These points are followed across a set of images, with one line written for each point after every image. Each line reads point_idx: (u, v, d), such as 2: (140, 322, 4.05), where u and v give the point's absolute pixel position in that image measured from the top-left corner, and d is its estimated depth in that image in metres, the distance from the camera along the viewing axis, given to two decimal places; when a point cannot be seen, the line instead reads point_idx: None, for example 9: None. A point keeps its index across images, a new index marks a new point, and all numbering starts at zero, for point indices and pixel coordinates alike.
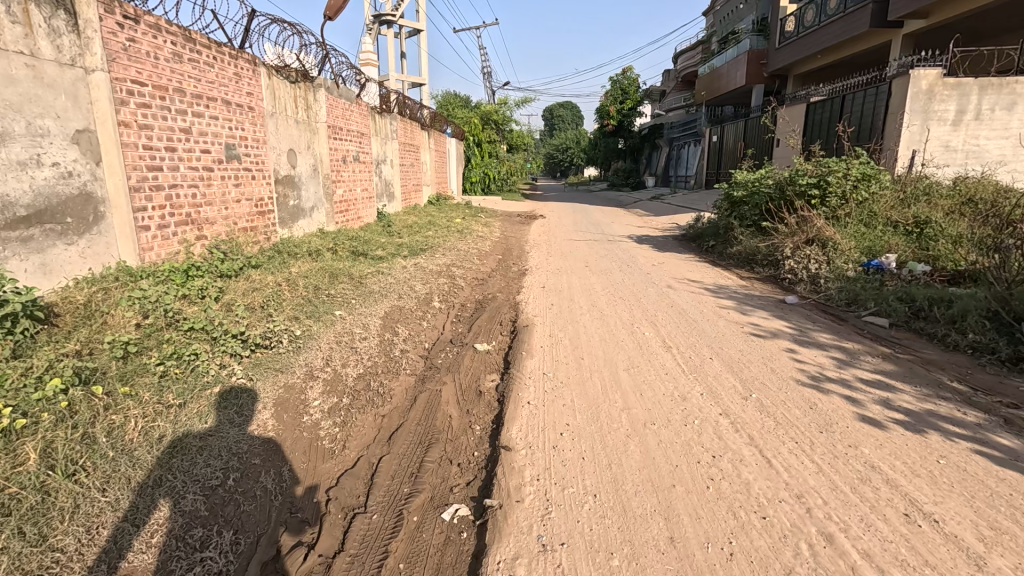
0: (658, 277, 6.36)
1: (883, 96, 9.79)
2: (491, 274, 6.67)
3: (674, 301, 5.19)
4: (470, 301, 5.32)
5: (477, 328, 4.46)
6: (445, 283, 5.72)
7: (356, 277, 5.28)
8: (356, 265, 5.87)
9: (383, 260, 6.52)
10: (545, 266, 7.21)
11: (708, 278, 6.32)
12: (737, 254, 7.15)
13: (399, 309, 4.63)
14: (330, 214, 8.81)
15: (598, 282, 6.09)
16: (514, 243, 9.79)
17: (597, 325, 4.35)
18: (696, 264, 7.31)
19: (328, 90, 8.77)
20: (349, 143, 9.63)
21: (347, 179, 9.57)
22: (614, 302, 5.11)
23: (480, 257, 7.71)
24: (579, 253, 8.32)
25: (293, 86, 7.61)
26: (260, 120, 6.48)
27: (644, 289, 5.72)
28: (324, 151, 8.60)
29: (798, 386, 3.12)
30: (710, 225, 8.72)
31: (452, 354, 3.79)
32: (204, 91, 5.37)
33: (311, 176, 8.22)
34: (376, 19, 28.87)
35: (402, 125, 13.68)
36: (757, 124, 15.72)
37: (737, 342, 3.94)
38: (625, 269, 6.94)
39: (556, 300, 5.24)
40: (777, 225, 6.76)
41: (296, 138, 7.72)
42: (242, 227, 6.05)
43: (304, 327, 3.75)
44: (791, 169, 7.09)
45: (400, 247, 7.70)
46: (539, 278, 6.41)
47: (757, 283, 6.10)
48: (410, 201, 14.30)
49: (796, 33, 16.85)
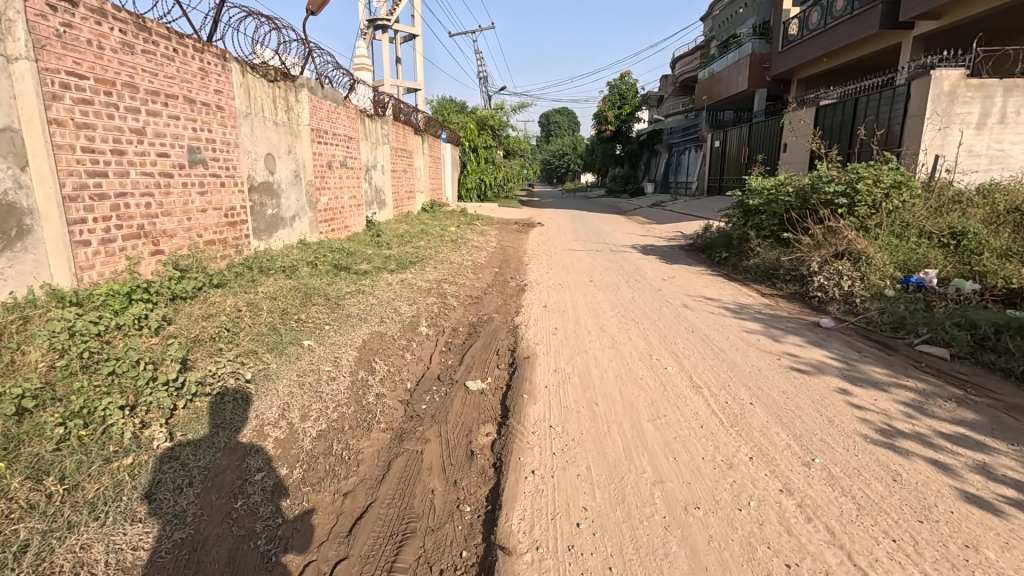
0: (671, 293, 5.76)
1: (901, 98, 9.27)
2: (487, 290, 6.06)
3: (693, 324, 4.58)
4: (462, 324, 4.69)
5: (470, 359, 3.83)
6: (435, 303, 5.09)
7: (332, 297, 4.65)
8: (335, 283, 5.24)
9: (368, 275, 5.89)
10: (545, 281, 6.60)
11: (727, 296, 5.71)
12: (755, 268, 6.55)
13: (379, 338, 4.00)
14: (313, 223, 8.19)
15: (605, 300, 5.48)
16: (512, 254, 9.17)
17: (609, 357, 3.72)
18: (710, 278, 6.70)
19: (312, 90, 8.18)
20: (336, 147, 9.04)
21: (334, 186, 8.96)
22: (626, 326, 4.49)
23: (474, 271, 7.07)
24: (582, 266, 7.72)
25: (272, 85, 7.01)
26: (230, 121, 5.86)
27: (658, 308, 5.11)
28: (308, 156, 7.99)
29: (869, 443, 2.50)
30: (722, 235, 8.13)
31: (440, 398, 3.16)
32: (161, 88, 4.75)
33: (293, 183, 7.60)
34: (370, 24, 28.55)
35: (394, 129, 13.09)
36: (763, 129, 15.21)
37: (777, 380, 3.33)
38: (633, 284, 6.33)
39: (559, 323, 4.62)
40: (800, 236, 6.17)
41: (274, 141, 7.11)
42: (209, 240, 5.43)
43: (259, 366, 3.12)
44: (814, 175, 6.52)
45: (388, 260, 7.07)
46: (540, 296, 5.79)
47: (782, 301, 5.51)
48: (402, 209, 13.69)
49: (801, 36, 16.38)
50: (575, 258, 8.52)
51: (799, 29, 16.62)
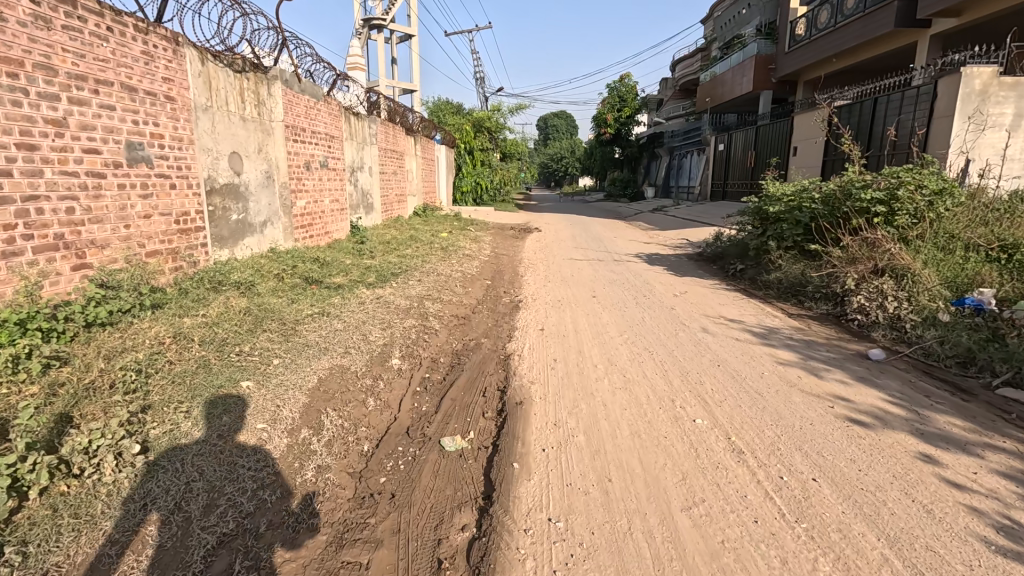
0: (686, 314, 5.04)
1: (926, 97, 8.63)
2: (476, 307, 5.33)
3: (718, 355, 3.85)
4: (444, 353, 3.96)
5: (448, 405, 3.10)
6: (412, 326, 4.35)
7: (289, 321, 3.91)
8: (298, 302, 4.51)
9: (341, 292, 5.17)
10: (542, 297, 5.87)
11: (749, 317, 4.99)
12: (777, 284, 5.87)
13: (337, 376, 3.26)
14: (287, 230, 7.46)
15: (611, 321, 4.75)
16: (506, 263, 8.45)
17: (622, 404, 2.99)
18: (726, 294, 5.99)
19: (287, 83, 7.46)
20: (315, 147, 8.31)
21: (312, 188, 8.23)
22: (638, 358, 3.76)
23: (463, 284, 6.33)
24: (583, 278, 7.00)
25: (238, 76, 6.28)
26: (185, 113, 5.13)
27: (672, 333, 4.39)
28: (281, 155, 7.26)
29: (998, 556, 1.78)
30: (736, 245, 7.43)
31: (403, 468, 2.42)
32: (90, 73, 4.02)
33: (264, 185, 6.90)
34: (365, 24, 27.91)
35: (383, 129, 12.40)
36: (770, 131, 14.56)
37: (839, 439, 2.60)
38: (641, 300, 5.61)
39: (559, 353, 3.90)
40: (829, 248, 5.48)
41: (242, 139, 6.40)
42: (153, 250, 4.69)
43: (165, 427, 2.37)
44: (844, 179, 5.82)
45: (367, 272, 6.34)
46: (536, 316, 5.06)
47: (813, 322, 4.81)
48: (391, 212, 12.97)
49: (809, 36, 15.77)
50: (575, 268, 7.80)
51: (806, 29, 16.01)
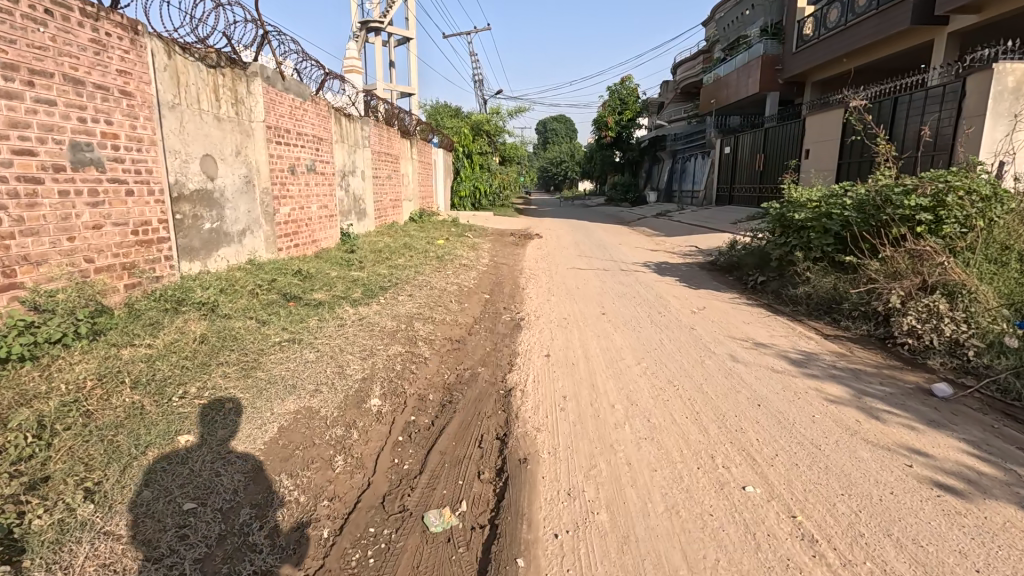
0: (709, 336, 4.46)
1: (954, 96, 8.10)
2: (473, 327, 4.76)
3: (755, 390, 3.28)
4: (434, 388, 3.38)
5: (436, 463, 2.53)
6: (398, 354, 3.77)
7: (252, 351, 3.33)
8: (268, 326, 3.93)
9: (320, 311, 4.59)
10: (546, 314, 5.30)
11: (781, 339, 4.42)
12: (807, 301, 5.30)
13: (302, 424, 2.69)
14: (269, 239, 6.91)
15: (626, 345, 4.17)
16: (506, 273, 7.88)
17: (650, 464, 2.42)
18: (749, 311, 5.42)
19: (270, 81, 6.90)
20: (302, 149, 7.74)
21: (298, 194, 7.67)
22: (662, 396, 3.18)
23: (458, 299, 5.75)
24: (589, 290, 6.43)
25: (211, 72, 5.73)
26: (146, 111, 4.58)
27: (697, 362, 3.82)
28: (262, 158, 6.70)
29: None
30: (755, 254, 6.85)
31: (372, 564, 1.84)
32: (22, 62, 3.46)
33: (242, 190, 6.35)
34: (363, 26, 27.51)
35: (377, 131, 11.85)
36: (780, 133, 14.04)
37: (934, 519, 2.02)
38: (657, 318, 5.03)
39: (569, 388, 3.32)
40: (867, 260, 4.92)
41: (217, 141, 5.85)
42: (104, 266, 4.12)
43: (54, 515, 1.79)
44: (881, 182, 5.25)
45: (352, 286, 5.76)
46: (541, 338, 4.47)
47: (855, 345, 4.24)
48: (386, 218, 12.42)
49: (817, 35, 15.28)
50: (580, 279, 7.23)
51: (814, 28, 15.50)
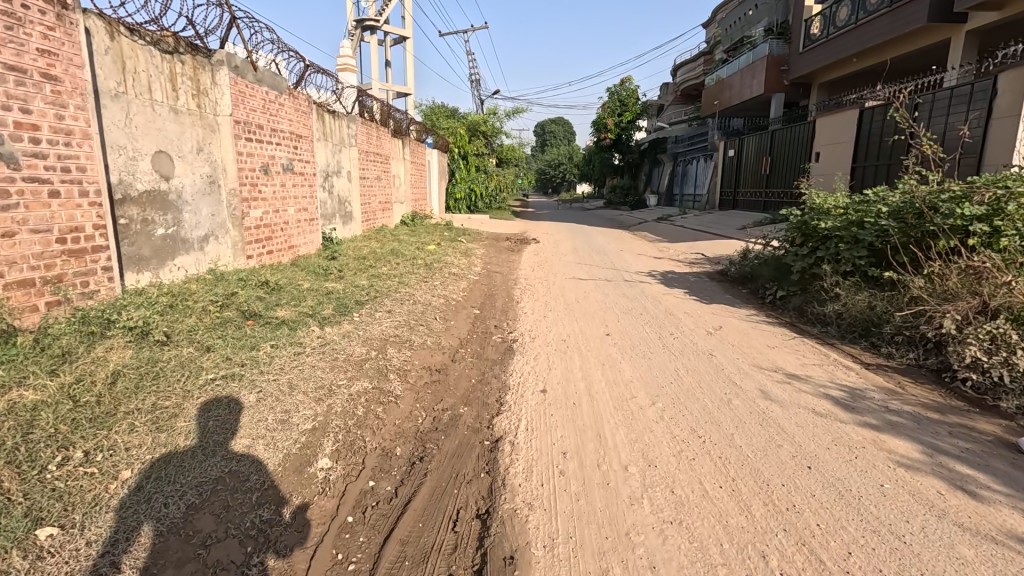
0: (731, 366, 3.83)
1: (982, 96, 7.54)
2: (458, 352, 4.11)
3: (802, 445, 2.65)
4: (403, 439, 2.74)
5: (393, 560, 1.90)
6: (363, 391, 3.12)
7: (177, 393, 2.69)
8: (208, 356, 3.27)
9: (279, 334, 3.93)
10: (543, 334, 4.66)
11: (815, 370, 3.79)
12: (838, 322, 4.68)
13: (218, 506, 2.04)
14: (237, 245, 6.26)
15: (637, 379, 3.54)
16: (499, 283, 7.24)
17: (682, 568, 1.79)
18: (771, 332, 4.79)
19: (241, 72, 6.26)
20: (277, 147, 7.09)
21: (271, 195, 7.00)
22: (686, 454, 2.55)
23: (443, 315, 5.12)
24: (590, 305, 5.81)
25: (168, 59, 5.10)
26: (78, 99, 3.92)
27: (723, 402, 3.18)
28: (230, 156, 6.06)
29: None
30: (773, 266, 6.22)
31: None
32: None
33: (205, 192, 5.71)
34: (358, 24, 26.88)
35: (366, 130, 11.23)
36: (788, 135, 13.47)
37: None
38: (669, 341, 4.40)
39: (569, 441, 2.69)
40: (910, 277, 4.30)
41: (174, 136, 5.21)
42: (17, 281, 3.46)
43: None
44: (925, 188, 4.64)
45: (324, 300, 5.12)
46: (536, 367, 3.82)
47: (904, 379, 3.62)
48: (374, 222, 11.77)
49: (825, 34, 14.74)
50: (579, 292, 6.60)
51: (822, 27, 14.94)
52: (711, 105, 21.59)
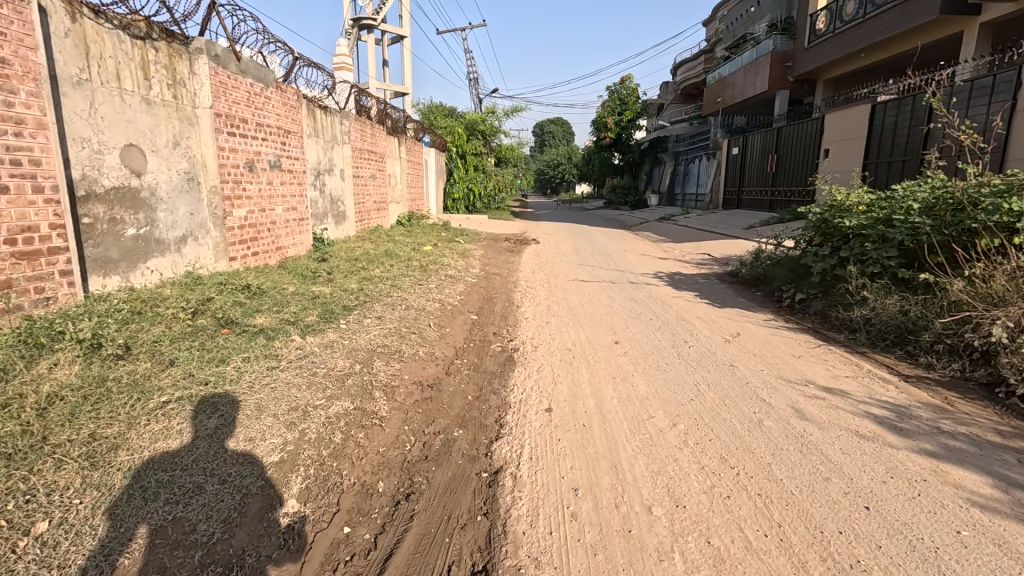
0: (757, 379, 3.45)
1: (1006, 88, 7.20)
2: (452, 363, 3.73)
3: (852, 478, 2.26)
4: (387, 472, 2.35)
5: None
6: (344, 413, 2.74)
7: (122, 418, 2.30)
8: (168, 372, 2.88)
9: (254, 344, 3.55)
10: (546, 343, 4.28)
11: (850, 384, 3.40)
12: (868, 329, 4.30)
13: (151, 570, 1.66)
14: (218, 246, 5.87)
15: (654, 395, 3.15)
16: (498, 286, 6.86)
17: None
18: (793, 340, 4.41)
19: (224, 62, 5.88)
20: (263, 143, 6.70)
21: (257, 194, 6.60)
22: (720, 491, 2.17)
23: (438, 321, 4.74)
24: (596, 310, 5.43)
25: (139, 44, 4.72)
26: (30, 84, 3.53)
27: (753, 423, 2.80)
28: (210, 151, 5.67)
29: None
30: (790, 266, 5.85)
31: None
32: None
33: (182, 189, 5.31)
34: (355, 23, 26.52)
35: (361, 126, 10.85)
36: (794, 132, 13.10)
37: None
38: (684, 351, 4.01)
39: (581, 474, 2.31)
40: (950, 279, 3.92)
41: (146, 129, 4.82)
42: None
43: None
44: (962, 182, 4.26)
45: (309, 306, 4.74)
46: (539, 381, 3.44)
47: (951, 393, 3.24)
48: (369, 222, 11.39)
49: (832, 29, 14.39)
50: (583, 294, 6.23)
51: (829, 22, 14.58)
52: (713, 103, 21.24)
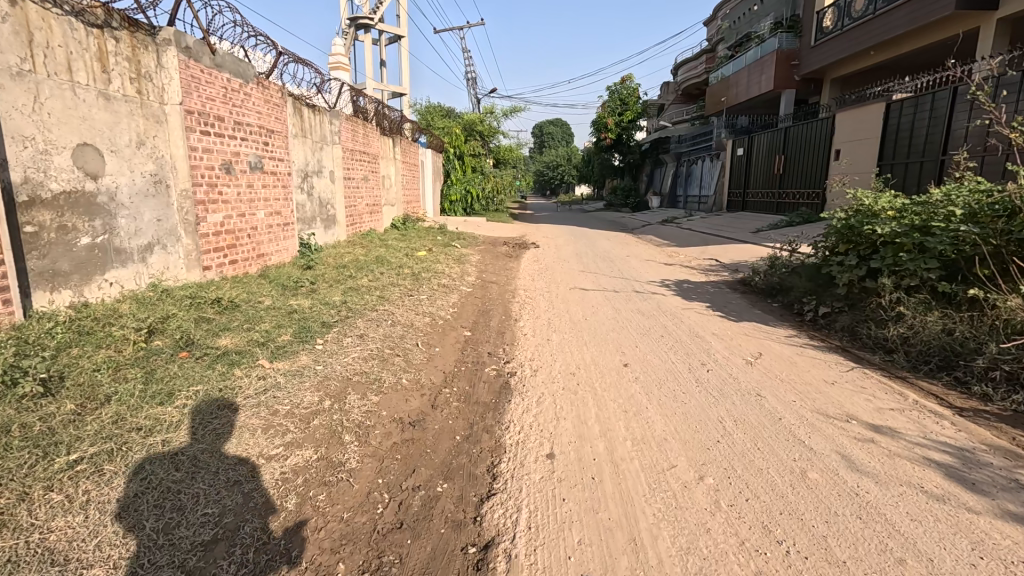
0: (790, 414, 2.98)
1: None
2: (440, 393, 3.26)
3: (932, 561, 1.80)
4: (350, 548, 1.88)
5: None
6: (305, 467, 2.27)
7: (15, 484, 1.84)
8: (95, 414, 2.41)
9: (210, 373, 3.08)
10: (546, 365, 3.82)
11: (898, 420, 2.94)
12: (907, 350, 3.84)
13: None
14: (189, 254, 5.40)
15: (674, 437, 2.68)
16: (495, 296, 6.41)
17: None
18: (822, 361, 3.95)
19: (198, 55, 5.44)
20: (242, 143, 6.24)
21: (236, 198, 6.14)
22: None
23: (427, 340, 4.28)
24: (600, 324, 4.98)
25: (94, 32, 4.25)
26: None
27: (797, 476, 2.33)
28: (181, 152, 5.21)
29: None
30: (811, 276, 5.39)
31: None
32: None
33: (147, 193, 4.85)
34: (352, 23, 26.08)
35: (352, 126, 10.40)
36: (802, 132, 12.66)
37: None
38: (702, 377, 3.55)
39: (592, 553, 1.86)
40: (1004, 296, 3.46)
41: (104, 127, 4.36)
42: None
43: None
44: (1013, 185, 3.81)
45: (284, 322, 4.28)
46: (539, 415, 2.98)
47: (1019, 433, 2.78)
48: (360, 225, 10.93)
49: (839, 27, 13.96)
50: (586, 306, 5.78)
51: (837, 19, 14.14)
52: (717, 103, 20.80)
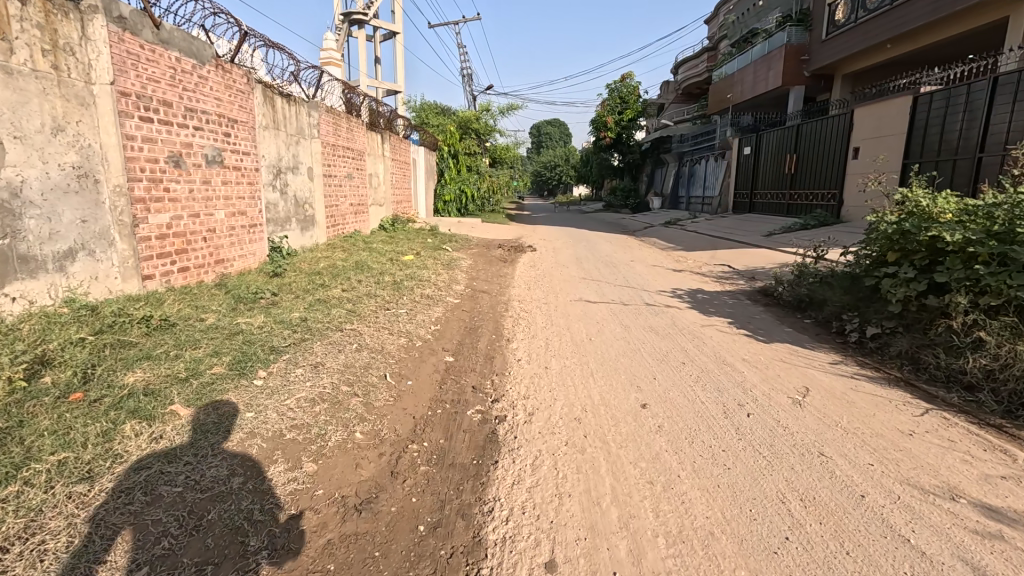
0: (872, 487, 2.21)
1: None
2: (404, 451, 2.47)
3: None
4: None
5: None
6: None
7: None
8: None
9: (92, 429, 2.28)
10: (544, 407, 3.04)
11: (1020, 498, 2.17)
12: (993, 388, 3.08)
13: None
14: (127, 261, 4.59)
15: (726, 532, 1.91)
16: (486, 308, 5.64)
17: None
18: (885, 400, 3.19)
19: (137, 27, 4.65)
20: (196, 132, 5.45)
21: (188, 195, 5.35)
22: None
23: (398, 370, 3.50)
24: (608, 346, 4.21)
25: None
26: None
27: None
28: (114, 141, 4.41)
29: None
30: (853, 289, 4.62)
31: None
32: None
33: (68, 189, 4.03)
34: (347, 19, 25.31)
35: (335, 120, 9.62)
36: (816, 129, 11.92)
37: None
38: (742, 425, 2.77)
39: None
40: None
41: (5, 107, 3.56)
42: None
43: None
44: None
45: (224, 347, 3.49)
46: (535, 490, 2.20)
47: None
48: (344, 227, 10.16)
49: (853, 19, 13.25)
50: (590, 321, 5.01)
51: (849, 12, 13.42)
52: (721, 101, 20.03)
